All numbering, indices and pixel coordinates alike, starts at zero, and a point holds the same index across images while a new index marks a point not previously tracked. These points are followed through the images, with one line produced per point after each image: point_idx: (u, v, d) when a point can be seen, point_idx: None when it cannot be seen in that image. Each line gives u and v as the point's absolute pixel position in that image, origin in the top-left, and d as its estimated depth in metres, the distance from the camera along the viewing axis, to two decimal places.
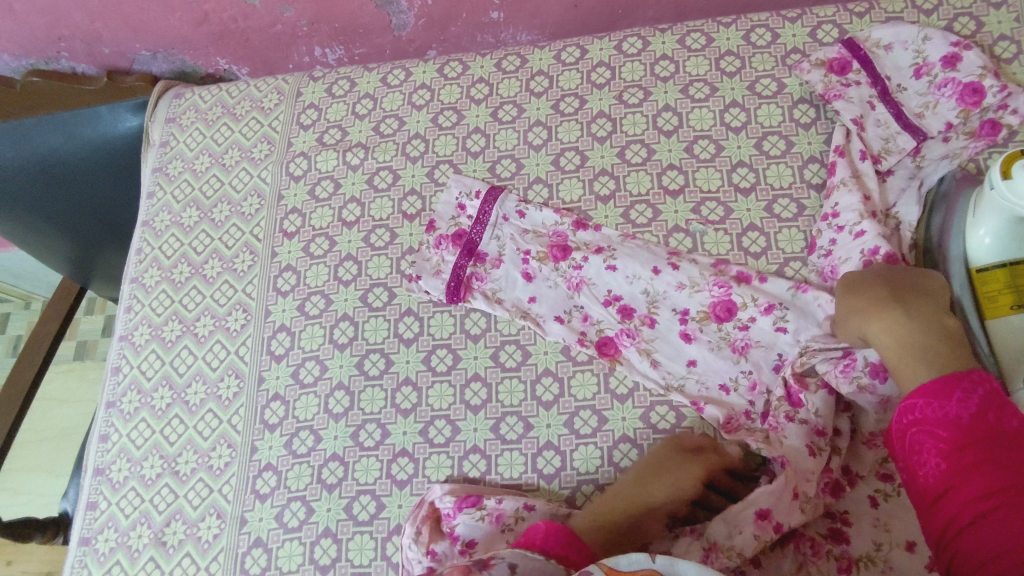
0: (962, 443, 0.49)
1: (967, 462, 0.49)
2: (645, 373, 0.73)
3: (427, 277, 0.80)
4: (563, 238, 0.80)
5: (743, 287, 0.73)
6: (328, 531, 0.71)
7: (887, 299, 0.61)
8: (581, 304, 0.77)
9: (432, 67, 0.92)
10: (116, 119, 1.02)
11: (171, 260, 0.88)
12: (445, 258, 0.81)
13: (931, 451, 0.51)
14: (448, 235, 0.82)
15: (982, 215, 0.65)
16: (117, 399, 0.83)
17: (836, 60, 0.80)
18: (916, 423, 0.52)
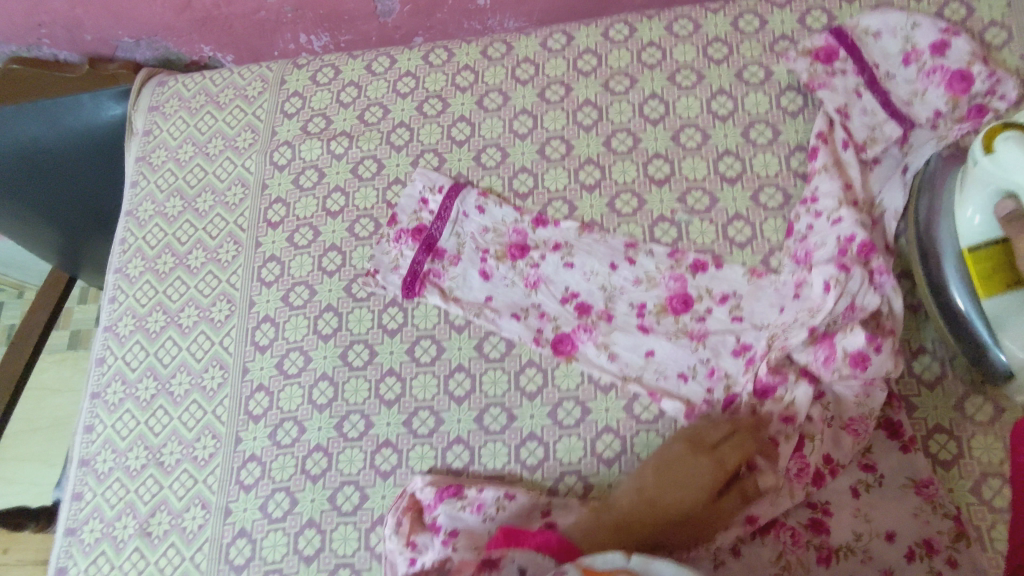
0: None
1: None
2: (602, 366, 0.73)
3: (385, 272, 0.80)
4: (522, 237, 0.80)
5: (697, 279, 0.74)
6: (312, 521, 0.71)
7: None
8: (539, 301, 0.77)
9: (418, 54, 0.91)
10: (99, 107, 1.00)
11: (155, 250, 0.88)
12: (403, 253, 0.81)
13: None
14: (407, 230, 0.82)
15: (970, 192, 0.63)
16: (102, 390, 0.83)
17: (823, 50, 0.79)
18: None
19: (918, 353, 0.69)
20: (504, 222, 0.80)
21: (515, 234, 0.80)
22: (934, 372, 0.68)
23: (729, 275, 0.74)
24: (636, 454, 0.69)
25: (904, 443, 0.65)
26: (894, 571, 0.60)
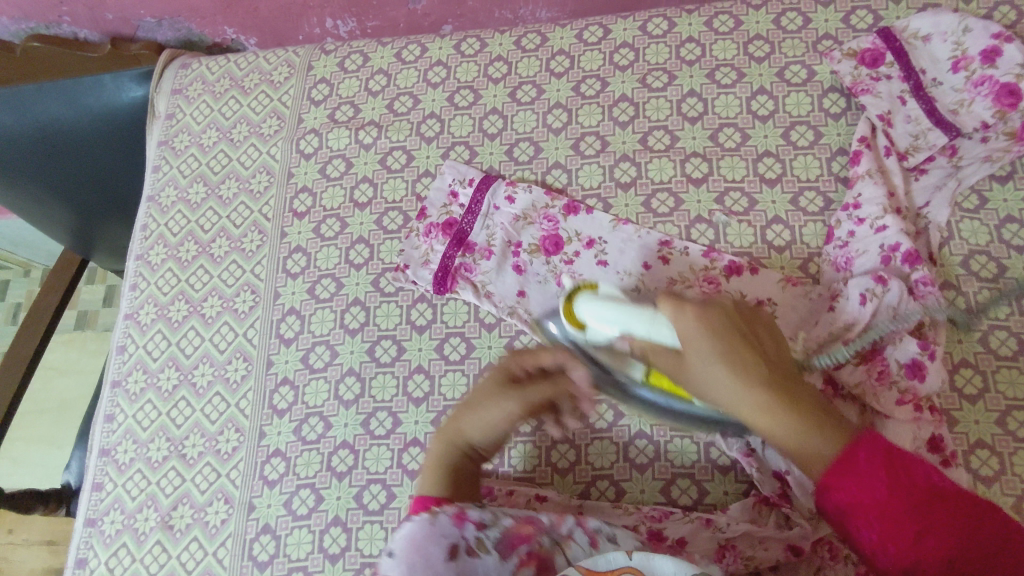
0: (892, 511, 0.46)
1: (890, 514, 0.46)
2: None
3: (415, 267, 0.78)
4: (553, 225, 0.77)
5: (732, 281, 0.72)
6: (337, 520, 0.70)
7: (750, 364, 0.51)
8: None
9: (449, 43, 0.89)
10: (119, 88, 0.97)
11: (178, 237, 0.86)
12: (434, 247, 0.79)
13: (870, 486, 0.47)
14: (437, 224, 0.80)
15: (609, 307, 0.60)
16: (123, 378, 0.81)
17: (870, 52, 0.77)
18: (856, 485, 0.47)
19: (960, 366, 0.67)
20: (534, 207, 0.78)
21: (546, 224, 0.78)
22: (975, 386, 0.66)
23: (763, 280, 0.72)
24: (670, 460, 0.68)
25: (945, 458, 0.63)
26: None
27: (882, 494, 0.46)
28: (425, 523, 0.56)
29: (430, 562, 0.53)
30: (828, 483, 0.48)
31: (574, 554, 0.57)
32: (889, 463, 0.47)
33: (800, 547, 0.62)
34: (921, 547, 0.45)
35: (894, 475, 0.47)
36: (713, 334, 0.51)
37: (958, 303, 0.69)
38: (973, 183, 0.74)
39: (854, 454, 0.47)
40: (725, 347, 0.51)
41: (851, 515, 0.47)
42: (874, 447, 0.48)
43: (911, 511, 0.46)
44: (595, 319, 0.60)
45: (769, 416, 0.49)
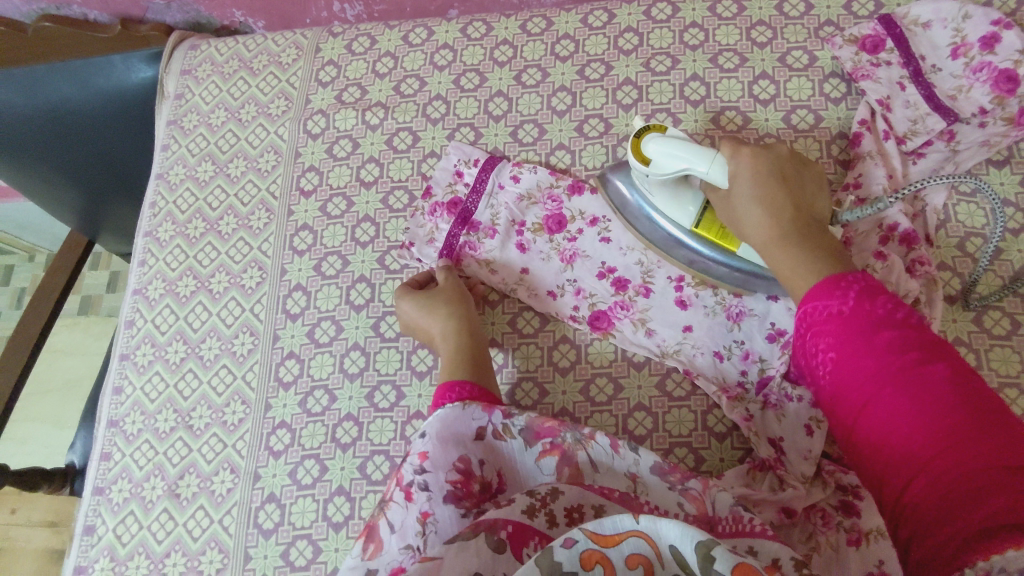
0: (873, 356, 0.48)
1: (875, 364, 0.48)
2: (639, 343, 0.72)
3: (421, 245, 0.80)
4: (557, 205, 0.79)
5: None
6: (341, 489, 0.72)
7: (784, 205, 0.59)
8: (575, 277, 0.76)
9: (456, 27, 0.90)
10: (130, 69, 0.99)
11: (186, 214, 0.87)
12: (439, 226, 0.80)
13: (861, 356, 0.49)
14: (442, 204, 0.81)
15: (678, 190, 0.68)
16: (131, 351, 0.83)
17: (871, 38, 0.78)
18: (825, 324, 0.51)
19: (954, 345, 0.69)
20: (538, 187, 0.79)
21: (550, 202, 0.79)
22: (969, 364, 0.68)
23: None
24: (668, 432, 0.70)
25: None
26: None
27: (852, 305, 0.50)
28: (457, 408, 0.60)
29: (460, 442, 0.59)
30: (805, 302, 0.53)
31: (598, 456, 0.58)
32: (868, 292, 0.50)
33: (793, 510, 0.63)
34: (861, 376, 0.48)
35: (866, 300, 0.50)
36: (762, 162, 0.61)
37: (953, 284, 0.71)
38: (971, 167, 0.75)
39: (837, 282, 0.52)
40: (764, 184, 0.60)
41: (812, 324, 0.52)
42: (857, 281, 0.51)
43: (864, 339, 0.48)
44: (659, 152, 0.65)
45: (781, 247, 0.58)
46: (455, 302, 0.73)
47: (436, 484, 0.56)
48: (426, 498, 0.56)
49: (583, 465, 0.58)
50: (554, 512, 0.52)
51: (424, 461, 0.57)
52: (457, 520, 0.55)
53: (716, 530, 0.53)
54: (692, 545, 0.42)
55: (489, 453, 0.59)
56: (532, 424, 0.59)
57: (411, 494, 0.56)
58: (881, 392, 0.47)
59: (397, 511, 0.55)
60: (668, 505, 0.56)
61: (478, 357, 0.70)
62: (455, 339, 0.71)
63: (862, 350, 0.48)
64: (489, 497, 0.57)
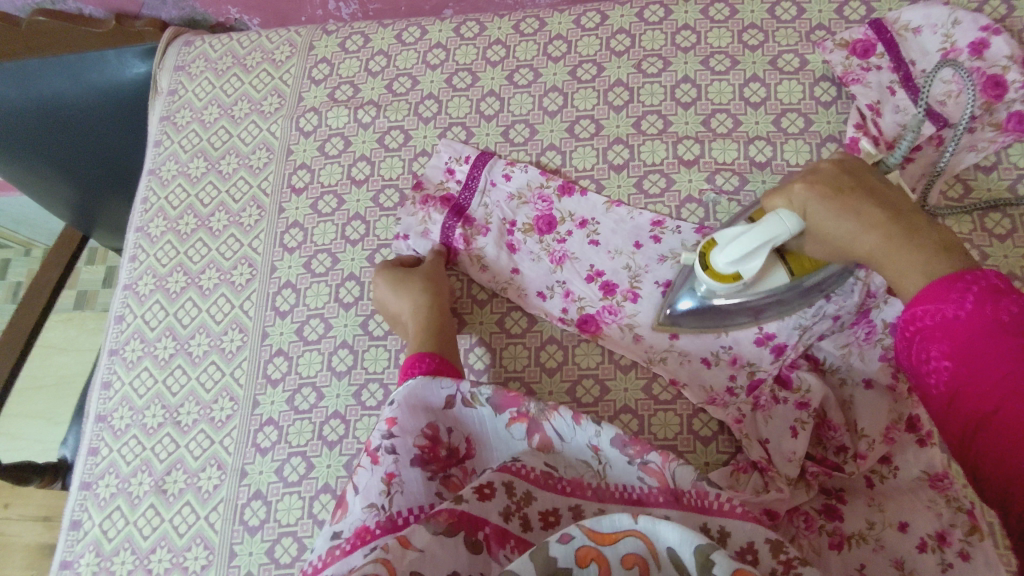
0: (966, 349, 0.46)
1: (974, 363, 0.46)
2: (626, 348, 0.73)
3: (413, 236, 0.80)
4: (547, 205, 0.79)
5: None
6: (327, 487, 0.72)
7: (875, 210, 0.56)
8: (564, 279, 0.76)
9: (449, 26, 0.90)
10: (124, 65, 0.98)
11: (177, 210, 0.88)
12: (431, 217, 0.80)
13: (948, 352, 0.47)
14: (435, 197, 0.81)
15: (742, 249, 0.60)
16: (120, 347, 0.83)
17: (861, 42, 0.78)
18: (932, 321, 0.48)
19: None
20: (529, 187, 0.80)
21: (540, 202, 0.79)
22: None
23: None
24: (654, 434, 0.70)
25: (921, 437, 0.64)
26: (905, 562, 0.59)
27: (971, 309, 0.46)
28: (426, 378, 0.61)
29: (427, 409, 0.60)
30: (911, 304, 0.50)
31: (561, 428, 0.59)
32: (988, 296, 0.46)
33: (777, 513, 0.62)
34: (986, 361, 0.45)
35: (983, 303, 0.46)
36: (833, 189, 0.58)
37: None
38: (959, 173, 0.75)
39: (955, 280, 0.48)
40: (845, 203, 0.57)
41: (916, 327, 0.49)
42: (976, 281, 0.47)
43: (984, 342, 0.45)
44: (729, 265, 0.61)
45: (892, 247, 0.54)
46: (428, 280, 0.75)
47: (404, 448, 0.58)
48: (393, 460, 0.57)
49: (548, 441, 0.59)
50: (527, 515, 0.54)
51: (392, 427, 0.58)
52: (423, 482, 0.57)
53: (680, 501, 0.55)
54: (690, 549, 0.44)
55: (457, 421, 0.61)
56: (497, 395, 0.59)
57: (378, 457, 0.57)
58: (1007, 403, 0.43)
59: (364, 475, 0.56)
60: (629, 480, 0.57)
61: (443, 330, 0.72)
62: (422, 312, 0.73)
63: (989, 354, 0.44)
64: (455, 461, 0.59)
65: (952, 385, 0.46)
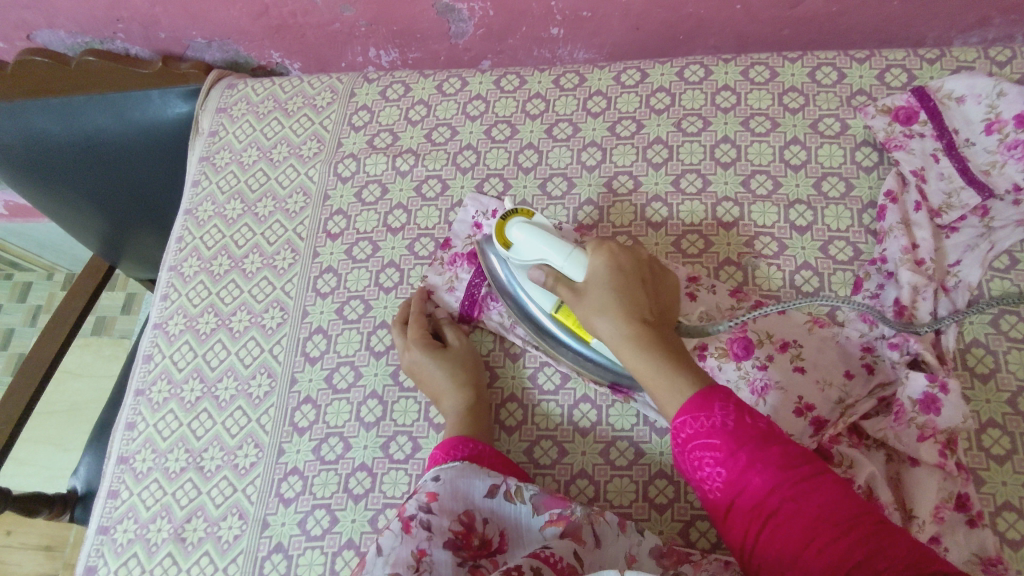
0: (734, 453, 0.49)
1: (740, 464, 0.49)
2: None
3: (442, 293, 0.80)
4: None
5: (758, 323, 0.72)
6: (351, 543, 0.70)
7: (636, 308, 0.60)
8: None
9: (489, 78, 0.91)
10: (167, 104, 1.00)
11: (212, 251, 0.88)
12: (459, 275, 0.80)
13: (709, 464, 0.51)
14: (463, 254, 0.81)
15: (526, 251, 0.68)
16: (147, 388, 0.82)
17: (903, 110, 0.78)
18: (695, 436, 0.51)
19: (987, 427, 0.67)
20: None
21: None
22: (1003, 448, 0.66)
23: (789, 321, 0.72)
24: (690, 503, 0.68)
25: (971, 517, 0.63)
26: None
27: (734, 418, 0.50)
28: (473, 466, 0.63)
29: (468, 497, 0.61)
30: (682, 415, 0.52)
31: (602, 530, 0.59)
32: (744, 411, 0.51)
33: None
34: (756, 488, 0.48)
35: (742, 413, 0.51)
36: (606, 288, 0.62)
37: (987, 361, 0.70)
38: (1006, 246, 0.74)
39: (713, 394, 0.52)
40: (616, 299, 0.61)
41: (692, 439, 0.51)
42: (731, 395, 0.52)
43: (754, 446, 0.49)
44: (524, 239, 0.68)
45: (649, 357, 0.57)
46: (468, 362, 0.75)
47: (439, 528, 0.58)
48: (426, 536, 0.57)
49: (586, 536, 0.58)
50: None
51: (432, 501, 0.59)
52: (452, 565, 0.56)
53: None
54: None
55: (494, 512, 0.61)
56: (543, 493, 0.62)
57: (411, 528, 0.57)
58: (765, 502, 0.48)
59: (393, 541, 0.56)
60: None
61: (480, 416, 0.71)
62: (462, 398, 0.72)
63: (778, 482, 0.48)
64: (485, 553, 0.58)
65: (729, 498, 0.50)
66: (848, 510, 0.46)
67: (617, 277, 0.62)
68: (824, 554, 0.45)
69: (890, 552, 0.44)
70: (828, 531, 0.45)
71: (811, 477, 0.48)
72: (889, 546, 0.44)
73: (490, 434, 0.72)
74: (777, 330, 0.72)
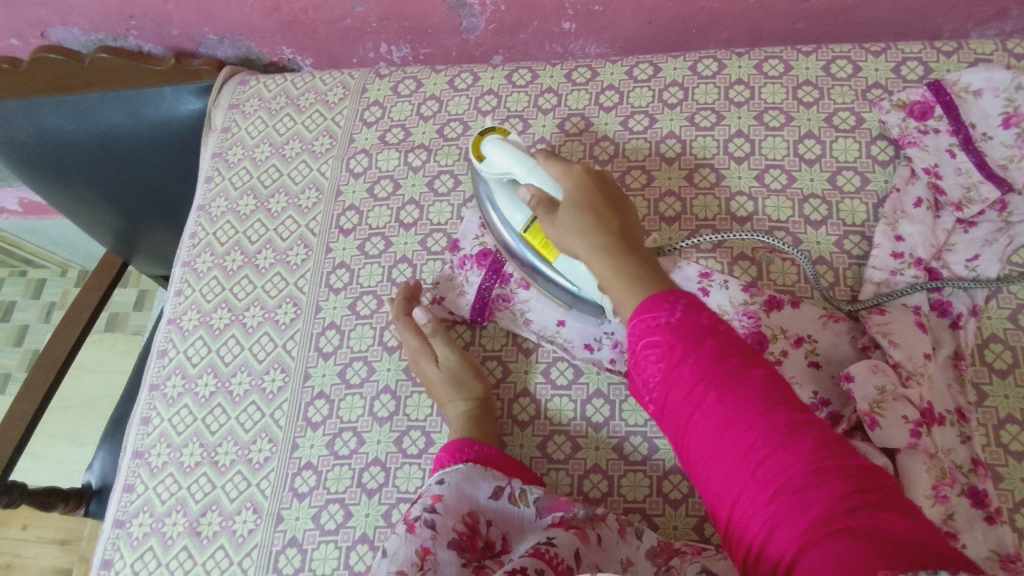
0: (675, 345, 0.48)
1: (678, 356, 0.48)
2: None
3: (450, 298, 0.79)
4: None
5: (771, 318, 0.71)
6: (365, 537, 0.70)
7: (609, 233, 0.59)
8: (613, 331, 0.75)
9: (501, 73, 0.91)
10: (179, 101, 1.00)
11: (225, 247, 0.88)
12: (469, 279, 0.79)
13: (650, 359, 0.50)
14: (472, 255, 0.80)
15: (500, 167, 0.72)
16: (161, 382, 0.82)
17: (919, 104, 0.77)
18: (643, 332, 0.50)
19: (1006, 423, 0.66)
20: None
21: None
22: (1021, 444, 0.65)
23: (805, 315, 0.71)
24: None
25: (990, 514, 0.62)
26: None
27: (680, 316, 0.49)
28: (478, 468, 0.64)
29: (473, 499, 0.62)
30: (635, 316, 0.51)
31: (604, 533, 0.61)
32: (697, 327, 0.49)
33: None
34: (688, 381, 0.47)
35: (690, 312, 0.49)
36: (579, 208, 0.61)
37: (1006, 357, 0.69)
38: None
39: (666, 294, 0.51)
40: (597, 223, 0.59)
41: (642, 335, 0.50)
42: (685, 295, 0.51)
43: (693, 339, 0.48)
44: (494, 151, 0.72)
45: (620, 266, 0.56)
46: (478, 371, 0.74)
47: (443, 527, 0.59)
48: (430, 535, 0.58)
49: (590, 534, 0.59)
50: None
51: (436, 502, 0.60)
52: (457, 565, 0.57)
53: None
54: None
55: (498, 514, 0.62)
56: (547, 496, 0.63)
57: (415, 528, 0.58)
58: (695, 394, 0.47)
59: (398, 541, 0.57)
60: None
61: (488, 425, 0.71)
62: (472, 407, 0.71)
63: (710, 372, 0.46)
64: (490, 554, 0.59)
65: (666, 392, 0.49)
66: (771, 404, 0.44)
67: (591, 198, 0.62)
68: (751, 444, 0.44)
69: (802, 451, 0.42)
70: (751, 420, 0.44)
71: (741, 364, 0.46)
72: (802, 442, 0.42)
73: (497, 429, 0.72)
74: (794, 324, 0.71)
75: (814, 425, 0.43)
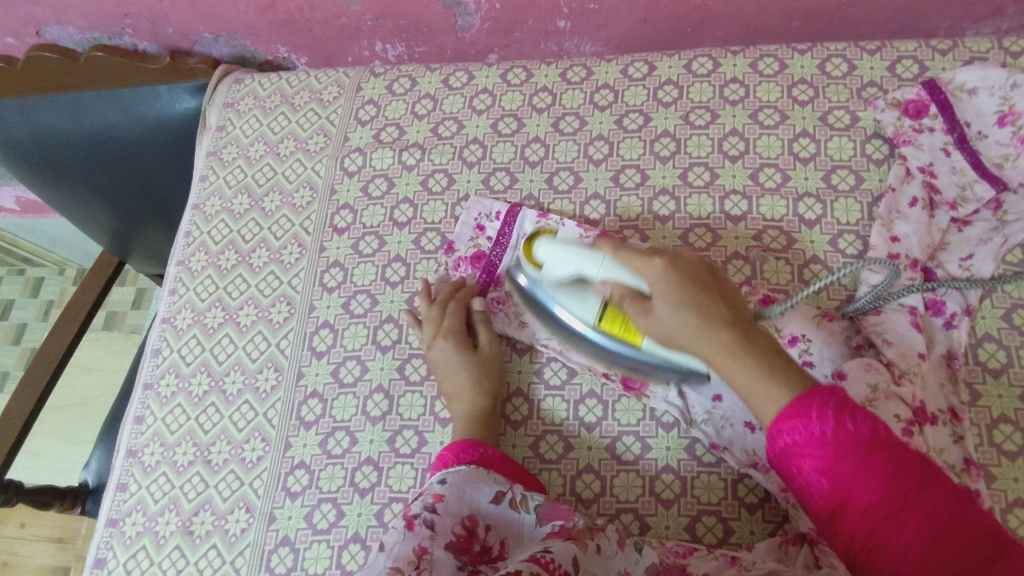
0: (834, 451, 0.47)
1: (841, 460, 0.46)
2: (668, 401, 0.70)
3: None
4: None
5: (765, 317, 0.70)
6: (357, 536, 0.70)
7: (725, 321, 0.54)
8: None
9: (496, 72, 0.90)
10: (174, 99, 1.00)
11: (219, 246, 0.88)
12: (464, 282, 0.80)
13: (806, 459, 0.48)
14: (466, 258, 0.81)
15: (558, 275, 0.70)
16: (155, 381, 0.82)
17: (913, 103, 0.77)
18: (783, 432, 0.48)
19: (999, 423, 0.66)
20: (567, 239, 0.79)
21: None
22: (1015, 444, 0.65)
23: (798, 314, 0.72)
24: (696, 498, 0.67)
25: None
26: None
27: (824, 418, 0.47)
28: (481, 471, 0.64)
29: (474, 502, 0.61)
30: (779, 423, 0.49)
31: (604, 543, 0.57)
32: (846, 410, 0.47)
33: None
34: (852, 480, 0.46)
35: (843, 411, 0.47)
36: (676, 300, 0.55)
37: (999, 357, 0.69)
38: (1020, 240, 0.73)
39: (809, 396, 0.48)
40: (703, 317, 0.54)
41: (786, 441, 0.48)
42: (831, 392, 0.48)
43: (847, 441, 0.46)
44: (550, 255, 0.70)
45: (735, 352, 0.52)
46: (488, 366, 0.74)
47: (442, 527, 0.58)
48: (428, 535, 0.57)
49: (587, 542, 0.56)
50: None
51: (437, 502, 0.60)
52: (452, 567, 0.56)
53: None
54: None
55: (499, 519, 0.61)
56: (548, 503, 0.62)
57: (414, 526, 0.58)
58: (863, 496, 0.46)
59: (397, 538, 0.57)
60: None
61: (491, 423, 0.71)
62: (476, 402, 0.71)
63: (861, 468, 0.46)
64: (486, 558, 0.58)
65: (823, 488, 0.48)
66: (918, 496, 0.45)
67: (682, 283, 0.56)
68: (913, 541, 0.44)
69: (970, 546, 0.43)
70: (911, 516, 0.44)
71: (881, 459, 0.46)
72: (964, 539, 0.43)
73: (495, 430, 0.72)
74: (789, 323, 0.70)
75: (963, 515, 0.44)
